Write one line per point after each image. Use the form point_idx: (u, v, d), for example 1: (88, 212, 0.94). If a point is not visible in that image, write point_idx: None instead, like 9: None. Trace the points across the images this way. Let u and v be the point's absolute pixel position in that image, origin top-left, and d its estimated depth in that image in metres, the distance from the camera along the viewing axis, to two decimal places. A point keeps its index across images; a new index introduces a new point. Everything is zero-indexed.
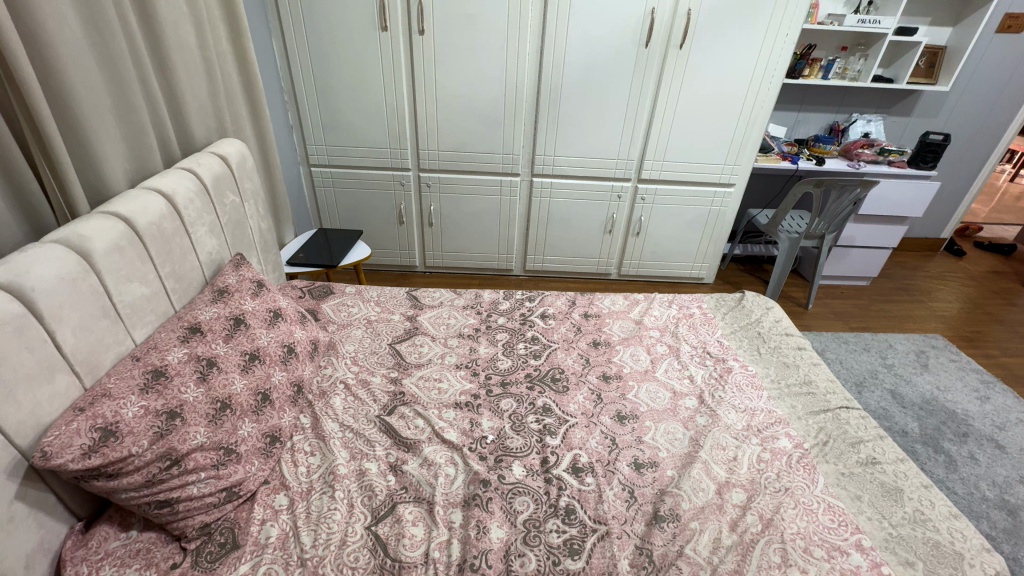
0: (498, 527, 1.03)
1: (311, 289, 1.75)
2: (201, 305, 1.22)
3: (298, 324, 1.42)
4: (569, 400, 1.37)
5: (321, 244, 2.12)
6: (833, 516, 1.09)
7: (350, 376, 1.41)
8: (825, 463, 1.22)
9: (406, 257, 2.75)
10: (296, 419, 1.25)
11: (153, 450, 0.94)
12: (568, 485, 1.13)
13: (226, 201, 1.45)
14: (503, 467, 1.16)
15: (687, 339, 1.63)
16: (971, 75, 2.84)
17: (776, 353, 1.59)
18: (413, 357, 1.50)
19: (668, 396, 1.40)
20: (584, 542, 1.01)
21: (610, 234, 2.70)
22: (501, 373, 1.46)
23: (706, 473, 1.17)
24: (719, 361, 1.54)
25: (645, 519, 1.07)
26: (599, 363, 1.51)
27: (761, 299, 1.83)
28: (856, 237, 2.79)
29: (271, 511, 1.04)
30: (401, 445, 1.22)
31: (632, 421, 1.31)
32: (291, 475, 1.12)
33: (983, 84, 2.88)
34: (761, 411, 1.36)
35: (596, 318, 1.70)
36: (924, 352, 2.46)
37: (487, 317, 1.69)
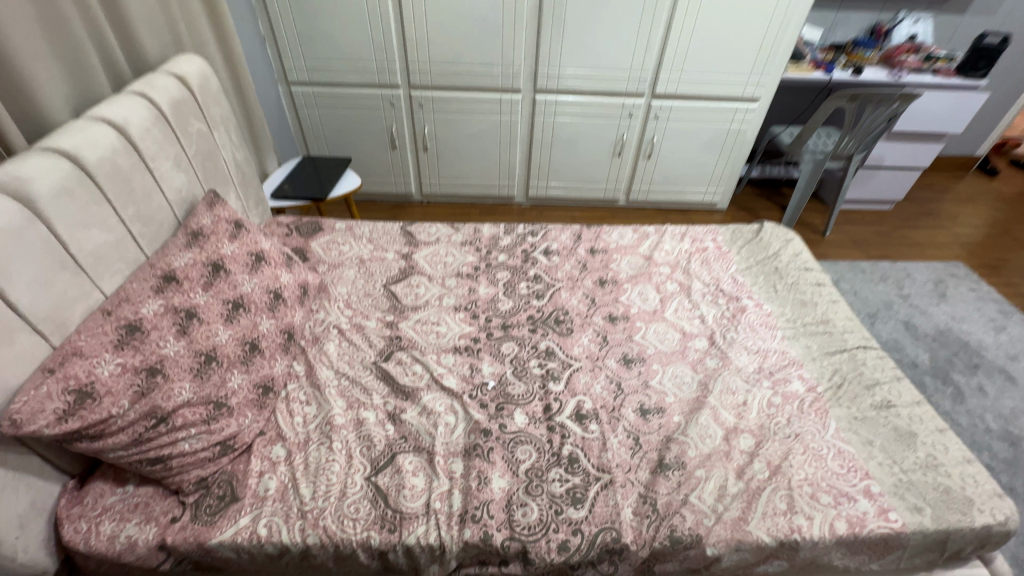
0: (500, 476, 1.01)
1: (299, 226, 1.63)
2: (174, 251, 1.12)
3: (284, 266, 1.33)
4: (574, 343, 1.31)
5: (307, 174, 1.97)
6: (843, 462, 1.07)
7: (344, 321, 1.34)
8: (838, 407, 1.18)
9: (402, 185, 2.58)
10: (290, 367, 1.20)
11: (136, 410, 0.89)
12: (572, 433, 1.10)
13: (190, 130, 1.30)
14: (505, 415, 1.12)
15: (699, 276, 1.53)
16: None
17: (794, 290, 1.50)
18: (409, 299, 1.42)
19: (678, 337, 1.34)
20: (586, 491, 1.00)
21: (619, 157, 2.50)
22: (502, 315, 1.38)
23: (714, 419, 1.13)
24: (732, 300, 1.45)
25: (650, 467, 1.04)
26: (606, 303, 1.43)
27: (781, 229, 1.71)
28: (886, 157, 2.57)
29: (269, 462, 1.02)
30: (399, 393, 1.18)
31: (638, 365, 1.26)
32: (288, 426, 1.09)
33: None
34: (774, 353, 1.30)
35: (603, 254, 1.60)
36: (943, 281, 2.37)
37: (487, 254, 1.59)
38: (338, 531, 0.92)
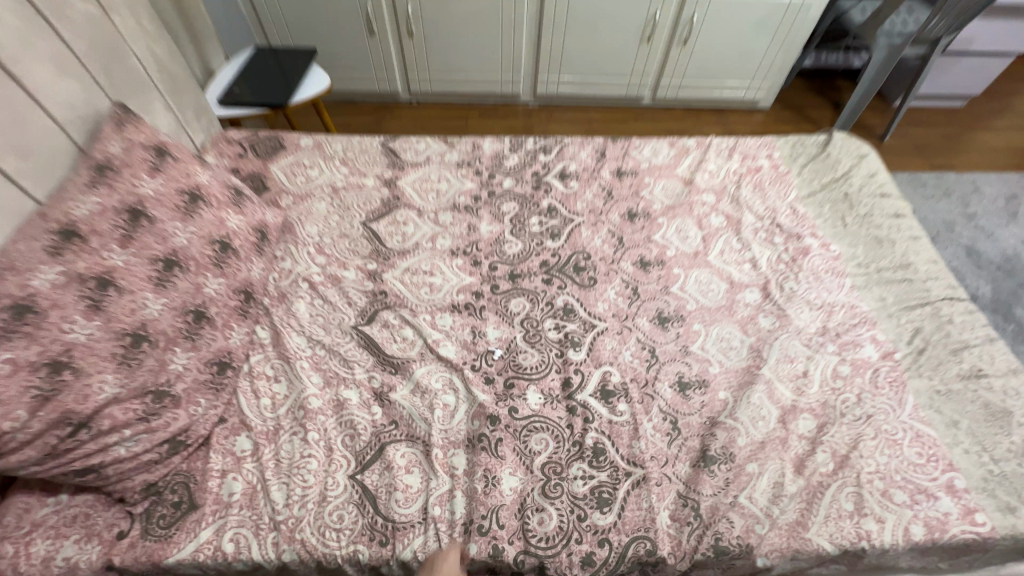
0: (512, 474, 0.84)
1: (254, 145, 1.31)
2: (74, 193, 0.84)
3: (233, 204, 1.04)
4: (597, 298, 1.07)
5: (265, 72, 1.58)
6: (922, 450, 0.89)
7: (317, 271, 1.09)
8: (917, 378, 0.98)
9: (385, 83, 2.16)
10: (251, 334, 0.98)
11: (41, 419, 0.69)
12: (596, 416, 0.91)
13: (73, 15, 0.93)
14: (515, 395, 0.92)
15: (751, 206, 1.24)
16: None
17: (866, 224, 1.22)
18: (394, 242, 1.16)
19: (725, 288, 1.10)
20: (615, 490, 0.83)
21: (648, 42, 2.05)
22: (509, 261, 1.13)
23: (769, 397, 0.93)
24: (792, 238, 1.18)
25: (691, 459, 0.87)
26: (636, 244, 1.17)
27: (854, 142, 1.37)
28: (976, 39, 2.09)
29: (233, 459, 0.85)
30: (386, 365, 0.97)
31: (676, 325, 1.04)
32: (252, 412, 0.90)
33: None
34: (841, 308, 1.07)
35: (632, 178, 1.29)
36: (1016, 197, 2.05)
37: (489, 180, 1.29)
38: (319, 545, 0.77)
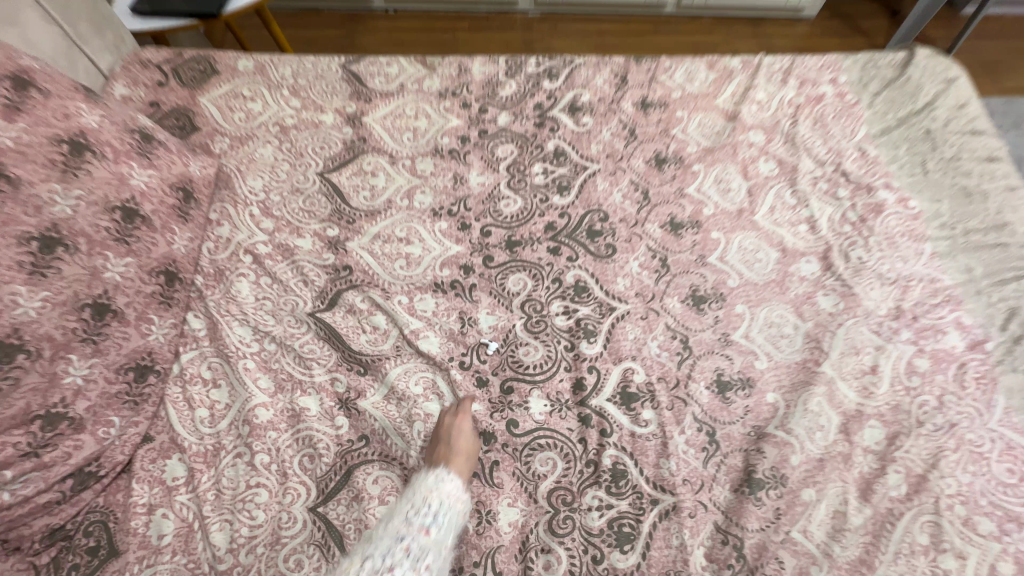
0: (511, 505, 0.68)
1: (178, 68, 1.02)
2: None
3: (140, 154, 0.79)
4: (617, 272, 0.85)
5: None
6: (1012, 466, 0.71)
7: (263, 240, 0.86)
8: (1010, 375, 0.78)
9: None
10: (181, 326, 0.78)
11: None
12: (615, 428, 0.73)
13: None
14: (515, 403, 0.74)
15: (810, 148, 0.99)
16: None
17: (950, 171, 0.96)
18: (361, 200, 0.92)
19: (775, 258, 0.88)
20: (639, 523, 0.67)
21: None
22: (505, 225, 0.90)
23: (829, 401, 0.75)
24: (860, 191, 0.94)
25: (732, 482, 0.70)
26: (665, 199, 0.93)
27: (941, 62, 1.07)
28: None
29: (163, 489, 0.68)
30: (354, 364, 0.78)
31: (715, 307, 0.83)
32: (185, 428, 0.72)
33: None
34: (920, 282, 0.85)
35: (661, 111, 1.02)
36: None
37: (480, 115, 1.02)
38: None
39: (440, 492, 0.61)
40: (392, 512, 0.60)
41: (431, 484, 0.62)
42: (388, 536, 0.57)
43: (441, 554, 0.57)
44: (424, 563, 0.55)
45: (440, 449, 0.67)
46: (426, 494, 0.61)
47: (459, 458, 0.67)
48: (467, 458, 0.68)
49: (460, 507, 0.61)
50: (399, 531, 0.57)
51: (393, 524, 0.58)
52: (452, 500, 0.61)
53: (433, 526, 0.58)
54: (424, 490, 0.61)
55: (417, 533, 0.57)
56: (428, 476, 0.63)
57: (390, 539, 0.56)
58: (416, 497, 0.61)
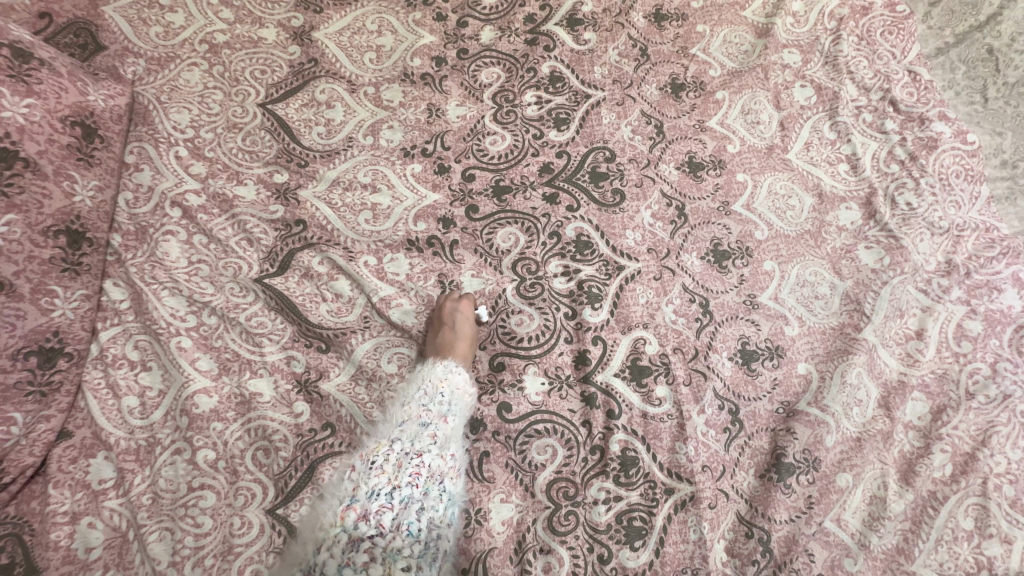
0: (505, 501, 0.58)
1: None
2: None
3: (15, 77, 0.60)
4: (625, 224, 0.72)
5: None
6: None
7: (194, 188, 0.70)
8: None
9: None
10: (96, 297, 0.63)
11: None
12: (624, 410, 0.63)
13: None
14: (506, 383, 0.63)
15: (854, 71, 0.83)
16: None
17: (1016, 99, 0.82)
18: (315, 139, 0.75)
19: (810, 204, 0.75)
20: (651, 517, 0.58)
21: None
22: (492, 168, 0.74)
23: (869, 372, 0.65)
24: (910, 123, 0.80)
25: (757, 467, 0.61)
26: (682, 135, 0.77)
27: None
28: None
29: (88, 494, 0.57)
30: (312, 339, 0.65)
31: (739, 264, 0.71)
32: (111, 421, 0.60)
33: None
34: (975, 231, 0.74)
35: (679, 25, 0.84)
36: None
37: (458, 30, 0.83)
38: None
39: (452, 381, 0.58)
40: (403, 400, 0.57)
41: (440, 373, 0.59)
42: (410, 422, 0.54)
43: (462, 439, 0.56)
44: (450, 448, 0.54)
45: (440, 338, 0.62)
46: (437, 381, 0.58)
47: (462, 346, 0.62)
48: (470, 345, 0.63)
49: (470, 397, 0.59)
50: (420, 419, 0.54)
51: (410, 410, 0.55)
52: (463, 388, 0.59)
53: (451, 414, 0.56)
54: (434, 377, 0.58)
55: (438, 422, 0.54)
56: (435, 363, 0.60)
57: (414, 426, 0.53)
58: (427, 383, 0.58)
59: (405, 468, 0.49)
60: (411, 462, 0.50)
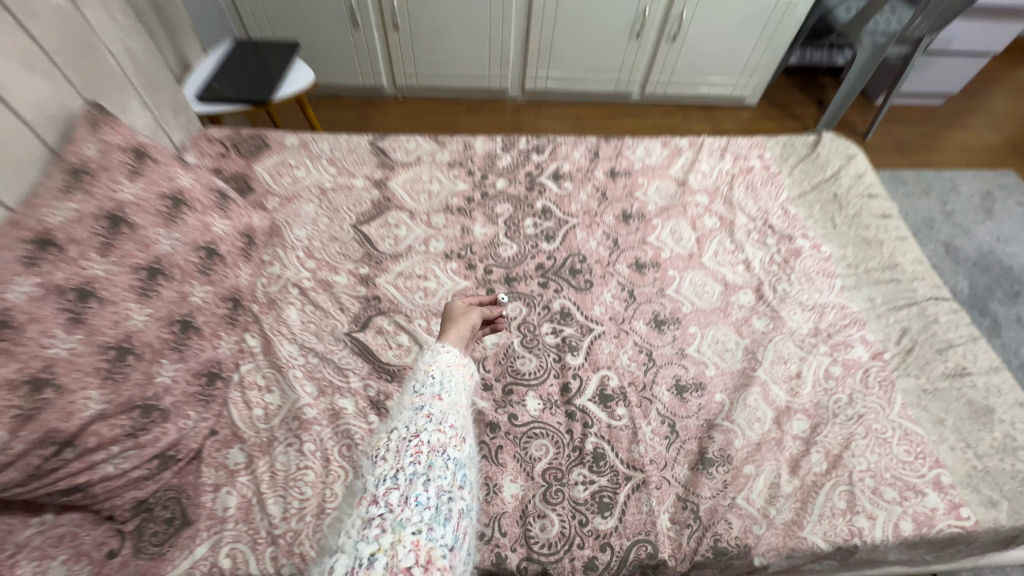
0: (513, 481, 0.84)
1: (238, 143, 1.26)
2: (47, 199, 0.79)
3: (218, 209, 1.00)
4: (594, 301, 1.07)
5: (245, 66, 1.52)
6: (909, 448, 0.91)
7: (307, 276, 1.06)
8: (905, 377, 1.00)
9: (371, 77, 2.16)
10: (241, 343, 0.95)
11: (24, 439, 0.66)
12: (595, 421, 0.91)
13: (37, 5, 0.86)
14: (514, 402, 0.92)
15: (744, 207, 1.25)
16: None
17: (855, 225, 1.24)
18: (387, 246, 1.14)
19: (719, 290, 1.10)
20: (615, 495, 0.84)
21: (637, 38, 2.09)
22: (504, 265, 1.11)
23: (764, 399, 0.95)
24: (784, 239, 1.19)
25: (689, 462, 0.88)
26: (631, 245, 1.16)
27: (843, 142, 1.39)
28: (956, 39, 2.13)
29: (226, 472, 0.83)
30: (381, 373, 0.95)
31: (672, 328, 1.04)
32: (245, 424, 0.87)
33: None
34: (833, 309, 1.08)
35: (626, 178, 1.28)
36: (990, 195, 2.11)
37: (482, 180, 1.27)
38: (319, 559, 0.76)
39: (438, 363, 0.79)
40: (403, 396, 0.77)
41: (429, 359, 0.81)
42: (409, 412, 0.73)
43: (456, 413, 0.75)
44: (446, 422, 0.72)
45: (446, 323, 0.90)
46: (427, 368, 0.79)
47: (453, 327, 0.88)
48: (461, 327, 0.88)
49: (458, 371, 0.81)
50: (413, 407, 0.72)
51: (408, 401, 0.74)
52: (450, 374, 0.79)
53: (442, 392, 0.75)
54: (424, 366, 0.79)
55: (430, 402, 0.73)
56: (426, 355, 0.83)
57: (409, 414, 0.72)
58: (421, 373, 0.78)
59: (405, 451, 0.67)
60: (408, 447, 0.67)
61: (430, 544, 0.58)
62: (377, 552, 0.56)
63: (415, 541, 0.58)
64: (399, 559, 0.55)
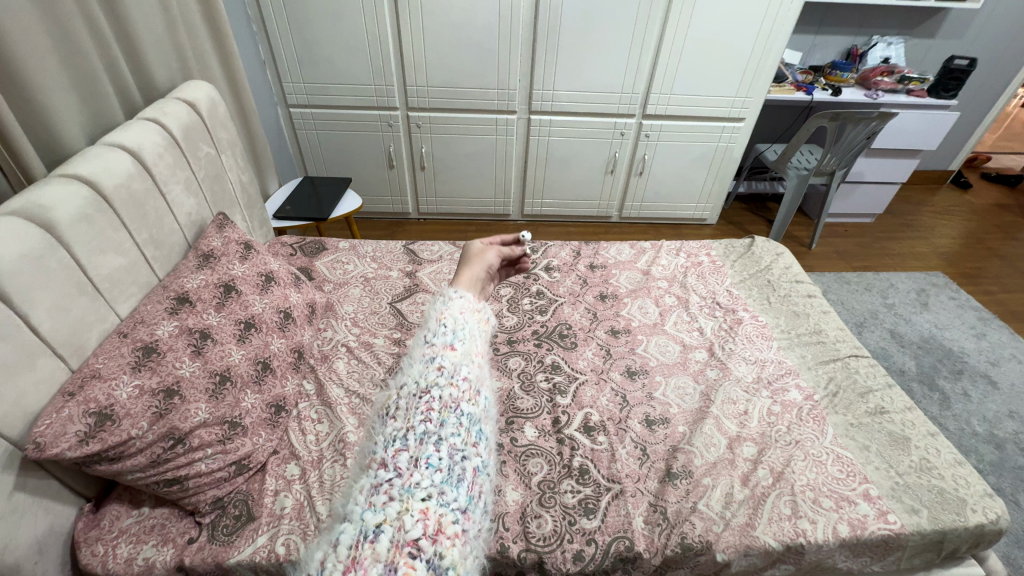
0: (514, 489, 1.03)
1: (303, 246, 1.66)
2: (186, 272, 1.13)
3: (293, 286, 1.34)
4: (579, 357, 1.34)
5: (308, 194, 2.00)
6: (842, 467, 1.11)
7: (352, 339, 1.36)
8: (834, 414, 1.23)
9: (400, 204, 2.70)
10: (300, 385, 1.21)
11: (154, 431, 0.90)
12: (581, 445, 1.13)
13: (199, 154, 1.34)
14: (515, 429, 1.15)
15: (696, 289, 1.58)
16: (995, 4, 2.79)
17: (786, 302, 1.56)
18: (415, 317, 1.45)
19: (678, 349, 1.38)
20: (598, 501, 1.02)
21: (612, 174, 2.65)
22: (507, 330, 1.40)
23: (718, 429, 1.17)
24: (729, 312, 1.50)
25: (658, 476, 1.08)
26: (607, 317, 1.47)
27: (772, 243, 1.77)
28: (865, 172, 2.73)
29: (284, 481, 1.03)
30: None
31: (642, 377, 1.30)
32: (301, 445, 1.10)
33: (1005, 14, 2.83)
34: (771, 363, 1.35)
35: (602, 269, 1.64)
36: (925, 291, 2.47)
37: None
38: None
39: (450, 309, 0.97)
40: (417, 347, 0.91)
41: (441, 308, 0.97)
42: (421, 366, 0.85)
43: (466, 365, 0.87)
44: (457, 375, 0.84)
45: (462, 267, 1.17)
46: (439, 317, 0.95)
47: (467, 267, 1.18)
48: (472, 267, 1.18)
49: (474, 315, 0.99)
50: (426, 358, 0.86)
51: (421, 351, 0.88)
52: (461, 323, 0.95)
53: (454, 342, 0.90)
54: (437, 313, 0.96)
55: (441, 350, 0.87)
56: (439, 302, 1.01)
57: (422, 363, 0.85)
58: (434, 323, 0.94)
59: (417, 412, 0.77)
60: (420, 405, 0.78)
61: (437, 511, 0.67)
62: (384, 523, 0.64)
63: (421, 510, 0.66)
64: (406, 530, 0.63)
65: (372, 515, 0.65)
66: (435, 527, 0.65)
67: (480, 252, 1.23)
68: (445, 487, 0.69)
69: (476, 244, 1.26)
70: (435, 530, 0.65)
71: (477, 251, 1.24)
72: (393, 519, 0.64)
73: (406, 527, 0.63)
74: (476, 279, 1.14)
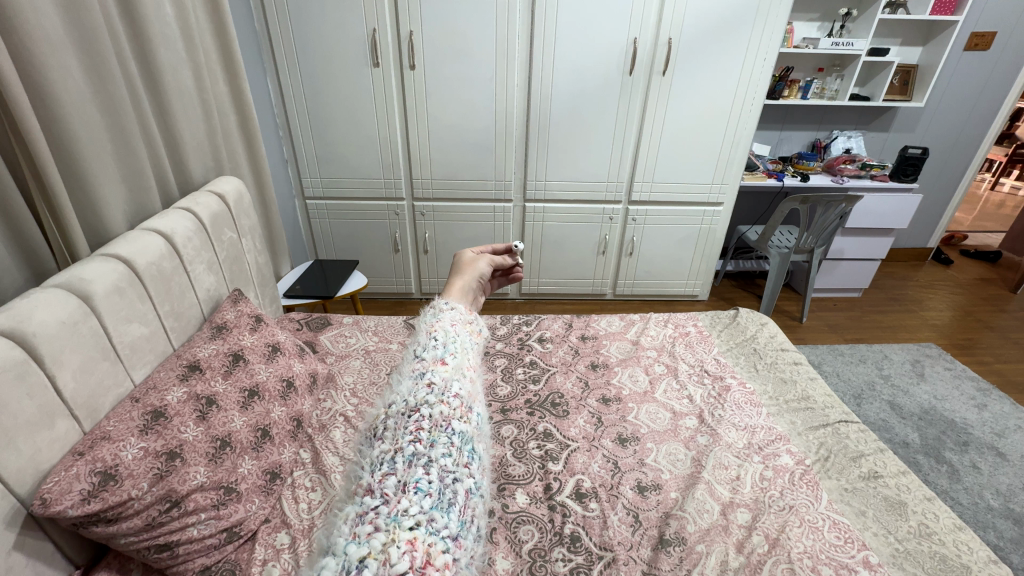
0: (504, 558, 1.02)
1: (308, 321, 1.76)
2: (199, 343, 1.22)
3: (297, 356, 1.41)
4: (570, 424, 1.37)
5: (317, 274, 2.15)
6: (840, 534, 1.08)
7: (350, 408, 1.40)
8: (828, 479, 1.24)
9: (403, 285, 2.86)
10: (296, 454, 1.23)
11: (153, 493, 0.92)
12: (572, 512, 1.12)
13: (223, 238, 1.49)
14: (507, 495, 1.16)
15: (685, 358, 1.63)
16: (939, 102, 3.14)
17: (773, 369, 1.61)
18: None
19: (668, 417, 1.41)
20: (590, 570, 1.00)
21: (603, 255, 2.82)
22: (500, 399, 1.44)
23: (710, 494, 1.17)
24: (717, 379, 1.54)
25: (651, 544, 1.06)
26: (598, 385, 1.52)
27: (755, 314, 1.85)
28: (845, 249, 2.89)
29: (273, 550, 1.03)
30: None
31: (633, 444, 1.31)
32: (293, 513, 1.10)
33: (949, 111, 3.18)
34: (761, 429, 1.36)
35: (593, 340, 1.72)
36: (920, 361, 2.49)
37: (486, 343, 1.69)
38: None
39: (443, 322, 1.22)
40: (407, 363, 1.13)
41: (430, 320, 1.23)
42: (409, 385, 1.04)
43: (456, 380, 1.07)
44: (447, 392, 1.03)
45: (456, 278, 1.40)
46: (430, 329, 1.19)
47: (456, 275, 1.41)
48: (462, 275, 1.41)
49: (471, 329, 1.26)
50: (415, 371, 1.07)
51: (410, 367, 1.09)
52: (453, 337, 1.19)
53: (448, 359, 1.11)
54: (427, 326, 1.21)
55: (434, 361, 1.09)
56: (428, 313, 1.27)
57: (410, 377, 1.06)
58: (424, 334, 1.18)
59: (405, 436, 0.93)
60: (409, 423, 0.95)
61: (425, 542, 0.78)
62: (368, 558, 0.73)
63: (409, 542, 0.77)
64: (392, 564, 0.73)
65: (356, 549, 0.75)
66: (423, 560, 0.75)
67: (472, 261, 1.45)
68: (434, 513, 0.82)
69: (470, 253, 1.47)
70: (422, 563, 0.75)
71: (469, 259, 1.45)
72: (378, 553, 0.74)
73: (392, 561, 0.73)
74: (468, 289, 1.39)
